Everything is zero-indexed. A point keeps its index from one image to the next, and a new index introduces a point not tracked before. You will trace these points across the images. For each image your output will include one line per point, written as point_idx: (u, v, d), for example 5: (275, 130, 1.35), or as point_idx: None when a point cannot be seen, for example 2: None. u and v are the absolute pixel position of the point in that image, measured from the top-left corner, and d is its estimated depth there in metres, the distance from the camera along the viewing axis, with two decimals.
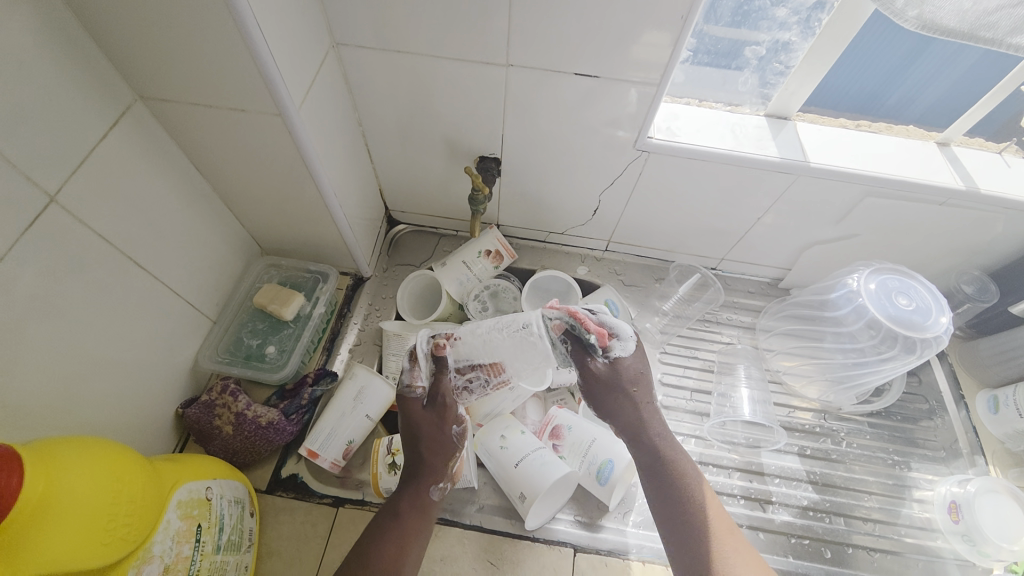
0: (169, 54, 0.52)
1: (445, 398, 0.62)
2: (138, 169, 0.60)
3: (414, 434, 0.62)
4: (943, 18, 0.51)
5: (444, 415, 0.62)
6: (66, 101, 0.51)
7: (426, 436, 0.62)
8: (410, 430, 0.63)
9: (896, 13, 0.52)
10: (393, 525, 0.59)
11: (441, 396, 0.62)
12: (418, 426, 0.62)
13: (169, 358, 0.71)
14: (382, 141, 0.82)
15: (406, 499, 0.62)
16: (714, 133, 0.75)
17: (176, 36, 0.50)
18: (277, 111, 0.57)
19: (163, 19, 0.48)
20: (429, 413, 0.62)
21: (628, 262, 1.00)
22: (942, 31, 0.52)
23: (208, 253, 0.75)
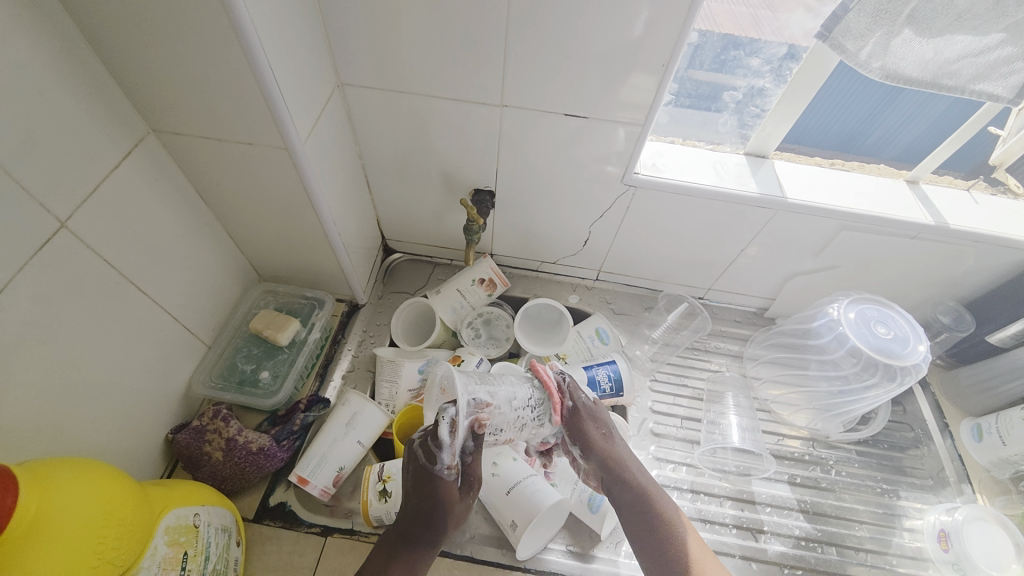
0: (184, 91, 0.56)
1: (467, 446, 0.62)
2: (145, 197, 0.63)
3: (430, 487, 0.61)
4: (907, 69, 0.57)
5: (462, 461, 0.63)
6: (83, 132, 0.54)
7: (443, 490, 0.60)
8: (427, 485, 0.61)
9: (861, 64, 0.58)
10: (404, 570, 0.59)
11: (466, 445, 0.62)
12: (443, 493, 0.60)
13: (162, 382, 0.71)
14: (381, 173, 0.85)
15: (424, 559, 0.62)
16: (696, 170, 0.80)
17: (192, 75, 0.53)
18: (283, 144, 0.61)
19: (181, 61, 0.52)
20: (455, 477, 0.62)
21: (618, 291, 1.03)
22: (908, 80, 0.58)
23: (208, 279, 0.77)
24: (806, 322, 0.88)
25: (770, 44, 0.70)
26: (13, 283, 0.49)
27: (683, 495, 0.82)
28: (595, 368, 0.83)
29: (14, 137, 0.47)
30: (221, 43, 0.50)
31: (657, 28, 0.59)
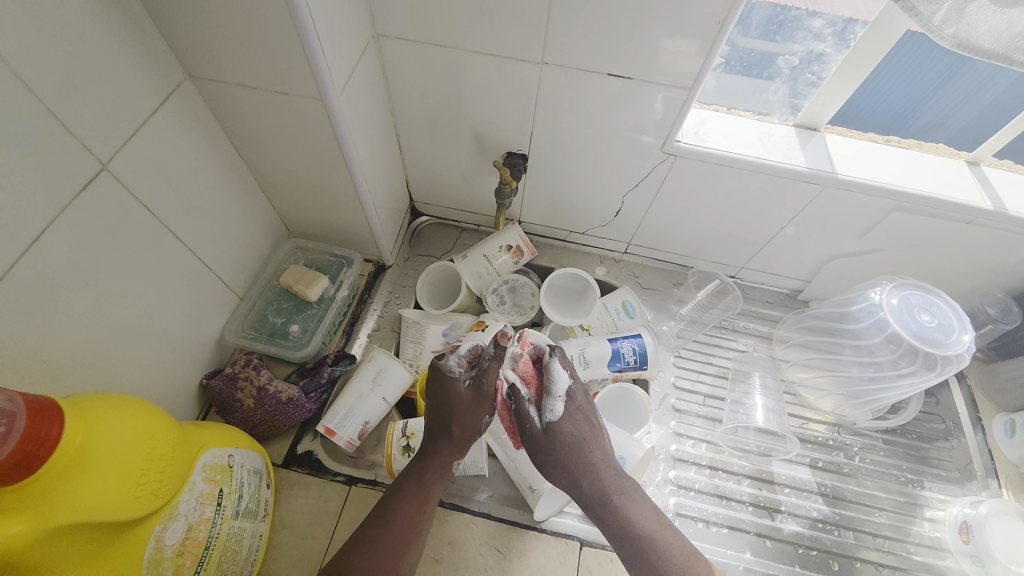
0: (220, 35, 0.55)
1: (489, 389, 0.64)
2: (181, 144, 0.63)
3: (449, 413, 0.64)
4: (978, 38, 0.50)
5: (483, 406, 0.64)
6: (123, 74, 0.53)
7: (459, 418, 0.64)
8: (446, 409, 0.64)
9: (931, 30, 0.51)
10: (411, 490, 0.61)
11: (487, 386, 0.64)
12: (456, 406, 0.64)
13: (198, 329, 0.73)
14: (412, 132, 0.83)
15: (431, 470, 0.63)
16: (742, 140, 0.76)
17: (229, 17, 0.52)
18: (318, 95, 0.59)
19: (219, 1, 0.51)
20: (469, 394, 0.64)
21: (646, 266, 1.01)
22: (977, 52, 0.51)
23: (241, 231, 0.77)
24: (843, 306, 0.85)
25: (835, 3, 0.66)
26: (56, 222, 0.50)
27: (701, 470, 0.82)
28: (620, 341, 0.83)
29: (58, 75, 0.47)
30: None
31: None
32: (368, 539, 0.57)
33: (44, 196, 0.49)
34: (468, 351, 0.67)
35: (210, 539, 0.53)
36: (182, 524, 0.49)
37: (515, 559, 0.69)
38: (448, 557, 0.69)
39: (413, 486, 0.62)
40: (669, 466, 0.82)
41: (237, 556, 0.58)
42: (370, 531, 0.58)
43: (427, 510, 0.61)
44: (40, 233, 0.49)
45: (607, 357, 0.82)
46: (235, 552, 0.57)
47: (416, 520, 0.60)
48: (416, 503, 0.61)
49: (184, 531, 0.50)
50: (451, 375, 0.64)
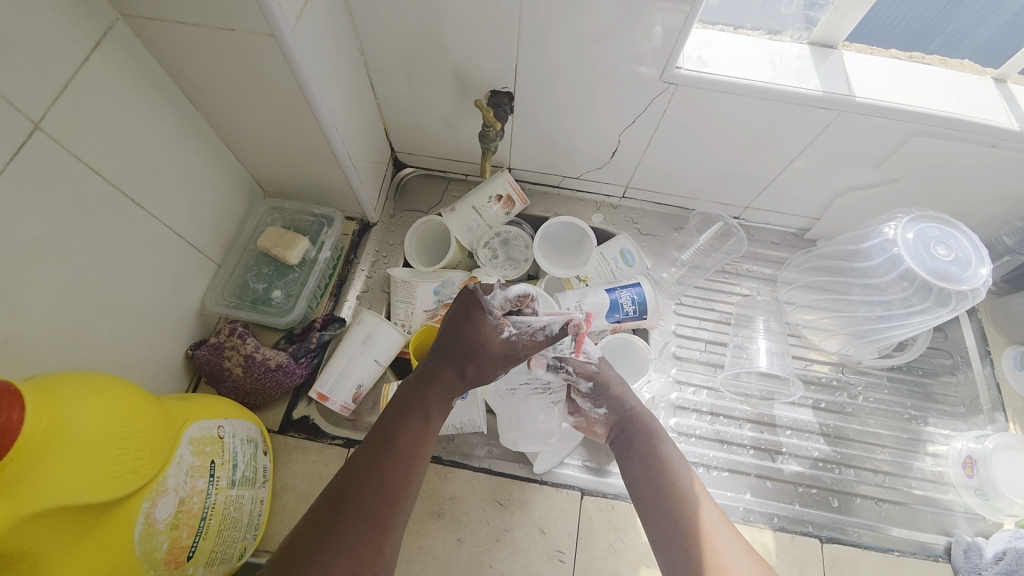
0: None
1: (522, 353, 0.64)
2: (125, 97, 0.56)
3: (470, 352, 0.63)
4: None
5: (494, 335, 0.63)
6: (39, 16, 0.46)
7: (468, 348, 0.62)
8: (468, 348, 0.63)
9: None
10: (410, 419, 0.58)
11: (520, 349, 0.64)
12: (468, 332, 0.63)
13: (176, 300, 0.69)
14: (386, 71, 0.75)
15: (436, 395, 0.61)
16: (750, 64, 0.68)
17: None
18: (269, 30, 0.52)
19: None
20: (487, 323, 0.63)
21: (645, 210, 0.96)
22: None
23: (209, 192, 0.72)
24: (854, 243, 0.81)
25: None
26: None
27: (702, 417, 0.81)
28: (619, 291, 0.79)
29: None
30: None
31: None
32: (374, 468, 0.54)
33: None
34: (516, 296, 0.64)
35: (206, 509, 0.52)
36: (172, 498, 0.49)
37: (517, 511, 0.70)
38: (450, 512, 0.70)
39: (416, 412, 0.59)
40: (670, 414, 0.81)
41: (238, 523, 0.58)
42: (357, 483, 0.53)
43: (427, 438, 0.58)
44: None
45: (605, 308, 0.79)
46: (236, 519, 0.57)
47: (415, 446, 0.57)
48: (419, 429, 0.58)
49: (175, 506, 0.49)
50: (478, 303, 0.64)
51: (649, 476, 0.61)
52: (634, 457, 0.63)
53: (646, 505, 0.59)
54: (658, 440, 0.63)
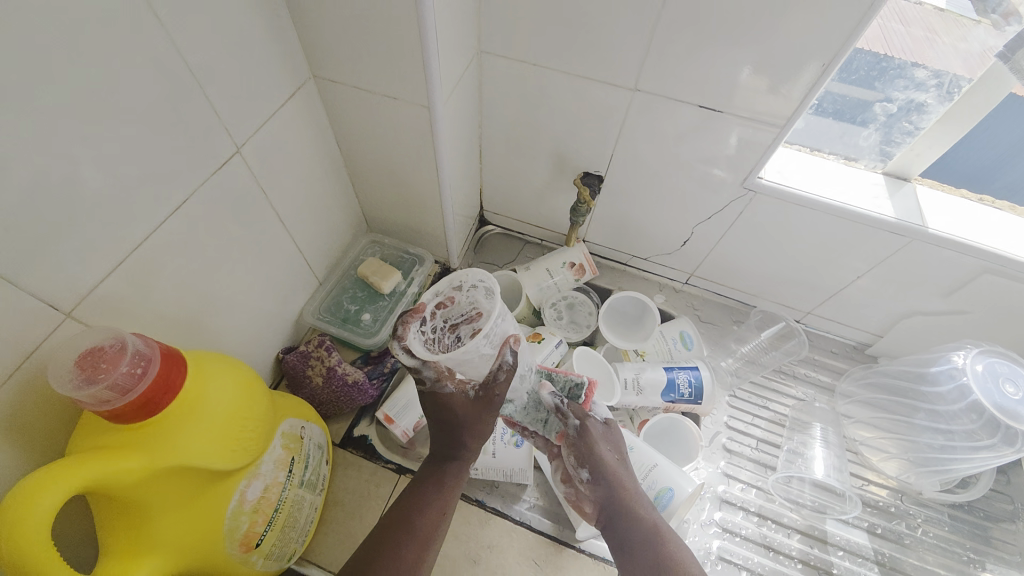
0: (352, 43, 0.59)
1: (495, 395, 0.58)
2: (297, 137, 0.68)
3: (453, 422, 0.60)
4: None
5: (490, 411, 0.60)
6: (266, 70, 0.58)
7: (466, 429, 0.60)
8: (450, 418, 0.60)
9: None
10: (435, 496, 0.61)
11: (493, 394, 0.58)
12: (460, 415, 0.59)
13: (282, 309, 0.77)
14: (497, 143, 0.87)
15: (447, 471, 0.63)
16: (827, 183, 0.75)
17: (362, 27, 0.57)
18: (426, 104, 0.63)
19: (361, 12, 0.55)
20: (475, 404, 0.59)
21: (706, 299, 1.00)
22: None
23: (330, 220, 0.82)
24: (919, 366, 0.82)
25: (946, 53, 0.64)
26: (198, 196, 0.55)
27: (749, 516, 0.79)
28: (676, 371, 0.82)
29: (222, 69, 0.52)
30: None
31: (834, 24, 0.54)
32: (389, 539, 0.57)
33: (189, 171, 0.52)
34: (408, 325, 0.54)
35: (279, 501, 0.56)
36: (260, 483, 0.53)
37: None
38: (487, 563, 0.70)
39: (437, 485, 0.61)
40: (716, 507, 0.80)
41: (296, 524, 0.61)
42: (374, 555, 0.55)
43: (449, 512, 0.61)
44: (177, 208, 0.53)
45: (661, 386, 0.82)
46: (296, 519, 0.60)
47: (437, 522, 0.59)
48: (438, 505, 0.60)
49: (261, 491, 0.53)
50: (448, 390, 0.58)
51: (655, 573, 0.58)
52: (631, 548, 0.60)
53: None
54: (661, 532, 0.61)
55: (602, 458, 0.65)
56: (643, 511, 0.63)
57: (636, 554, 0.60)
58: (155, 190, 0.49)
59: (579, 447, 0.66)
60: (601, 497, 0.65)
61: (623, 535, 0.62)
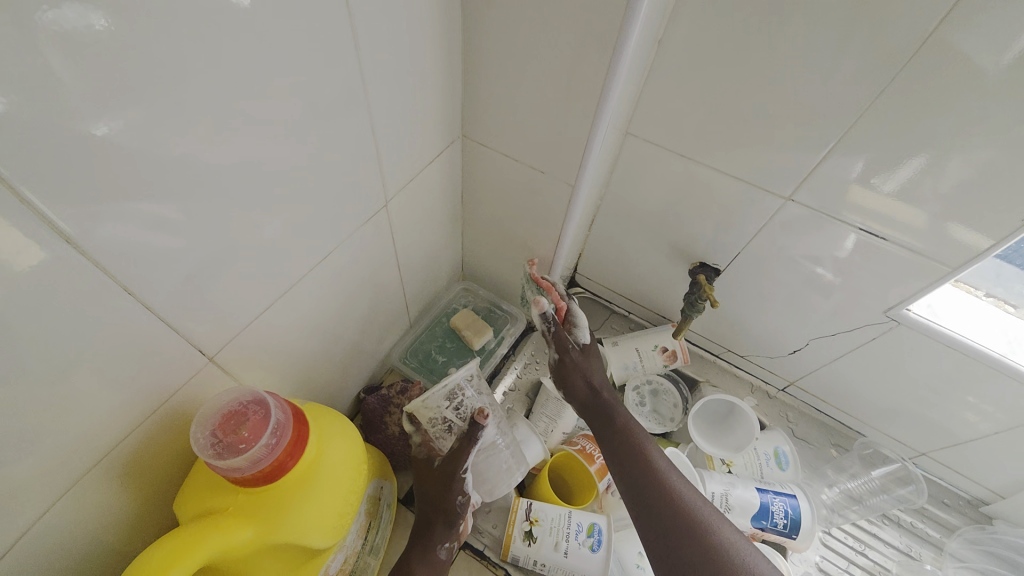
0: (515, 117, 0.59)
1: (457, 468, 0.64)
2: (434, 191, 0.68)
3: (424, 495, 0.66)
4: None
5: (450, 487, 0.64)
6: (426, 131, 0.58)
7: (434, 506, 0.65)
8: (422, 490, 0.66)
9: None
10: None
11: (454, 468, 0.64)
12: (426, 485, 0.66)
13: (375, 350, 0.76)
14: (613, 217, 0.85)
15: (416, 557, 0.62)
16: (982, 328, 0.68)
17: (530, 106, 0.56)
18: (572, 183, 0.62)
19: (536, 93, 0.55)
20: (440, 476, 0.65)
21: (802, 411, 0.92)
22: None
23: (436, 267, 0.81)
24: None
25: None
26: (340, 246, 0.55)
27: None
28: (771, 496, 0.75)
29: (393, 130, 0.53)
30: (585, 86, 0.51)
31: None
32: None
33: (343, 223, 0.53)
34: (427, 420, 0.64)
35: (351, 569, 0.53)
36: (343, 553, 0.50)
37: None
38: None
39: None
40: None
41: None
42: None
43: None
44: (322, 257, 0.53)
45: (753, 510, 0.74)
46: None
47: None
48: None
49: (341, 561, 0.50)
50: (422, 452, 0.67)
51: (645, 488, 0.62)
52: (625, 470, 0.66)
53: (645, 513, 0.61)
54: (654, 459, 0.65)
55: (578, 382, 0.76)
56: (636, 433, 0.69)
57: (630, 483, 0.64)
58: (313, 240, 0.50)
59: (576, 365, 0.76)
60: (600, 420, 0.73)
61: (619, 456, 0.67)
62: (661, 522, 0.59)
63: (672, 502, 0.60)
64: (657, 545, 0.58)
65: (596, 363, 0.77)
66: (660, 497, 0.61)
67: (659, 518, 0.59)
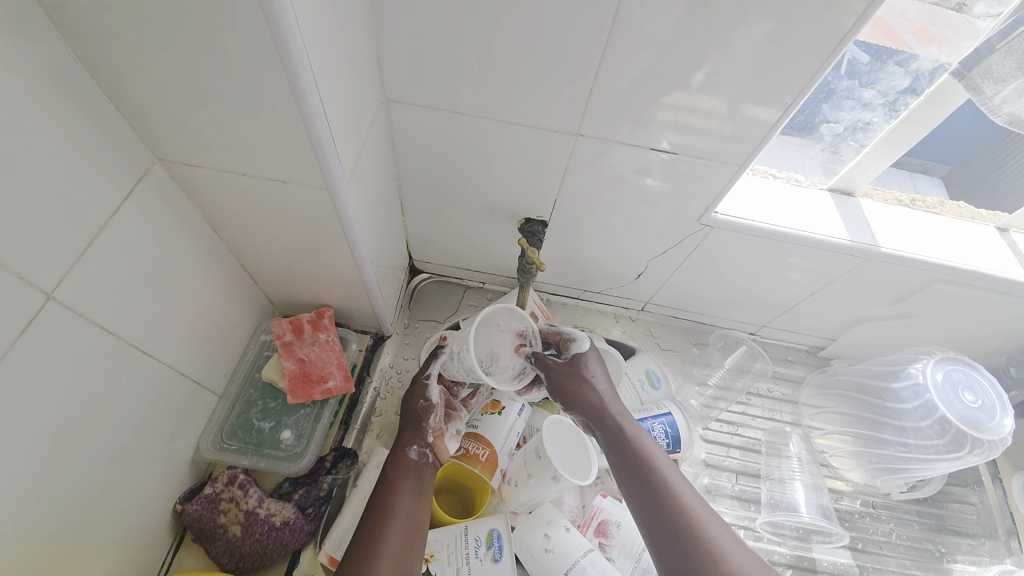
0: (212, 123, 0.44)
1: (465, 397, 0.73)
2: (150, 241, 0.50)
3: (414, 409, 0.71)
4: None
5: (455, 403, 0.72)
6: (76, 174, 0.41)
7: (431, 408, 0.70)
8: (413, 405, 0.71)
9: (992, 108, 0.58)
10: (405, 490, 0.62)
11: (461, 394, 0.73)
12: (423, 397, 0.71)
13: (172, 451, 0.60)
14: (420, 194, 0.74)
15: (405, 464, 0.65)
16: (780, 209, 0.71)
17: (220, 106, 0.42)
18: (324, 186, 0.49)
19: (214, 90, 0.41)
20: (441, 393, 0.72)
21: (664, 324, 0.95)
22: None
23: (221, 320, 0.65)
24: (888, 366, 0.83)
25: (890, 75, 0.61)
26: None
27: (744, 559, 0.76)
28: (651, 422, 0.77)
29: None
30: (264, 68, 0.38)
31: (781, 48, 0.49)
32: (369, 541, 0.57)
33: None
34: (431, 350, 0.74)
35: None
36: None
37: None
38: None
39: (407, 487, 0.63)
40: None
41: None
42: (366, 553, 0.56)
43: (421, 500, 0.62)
44: None
45: None
46: None
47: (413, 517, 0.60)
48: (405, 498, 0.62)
49: None
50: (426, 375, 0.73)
51: (631, 464, 0.64)
52: (611, 453, 0.66)
53: (631, 488, 0.63)
54: (642, 443, 0.66)
55: (587, 395, 0.69)
56: (616, 422, 0.68)
57: (621, 454, 0.65)
58: None
59: (572, 374, 0.70)
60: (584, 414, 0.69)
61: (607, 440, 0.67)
62: (652, 503, 0.60)
63: (656, 478, 0.62)
64: (646, 523, 0.60)
65: (569, 346, 0.72)
66: (645, 472, 0.63)
67: (641, 494, 0.62)
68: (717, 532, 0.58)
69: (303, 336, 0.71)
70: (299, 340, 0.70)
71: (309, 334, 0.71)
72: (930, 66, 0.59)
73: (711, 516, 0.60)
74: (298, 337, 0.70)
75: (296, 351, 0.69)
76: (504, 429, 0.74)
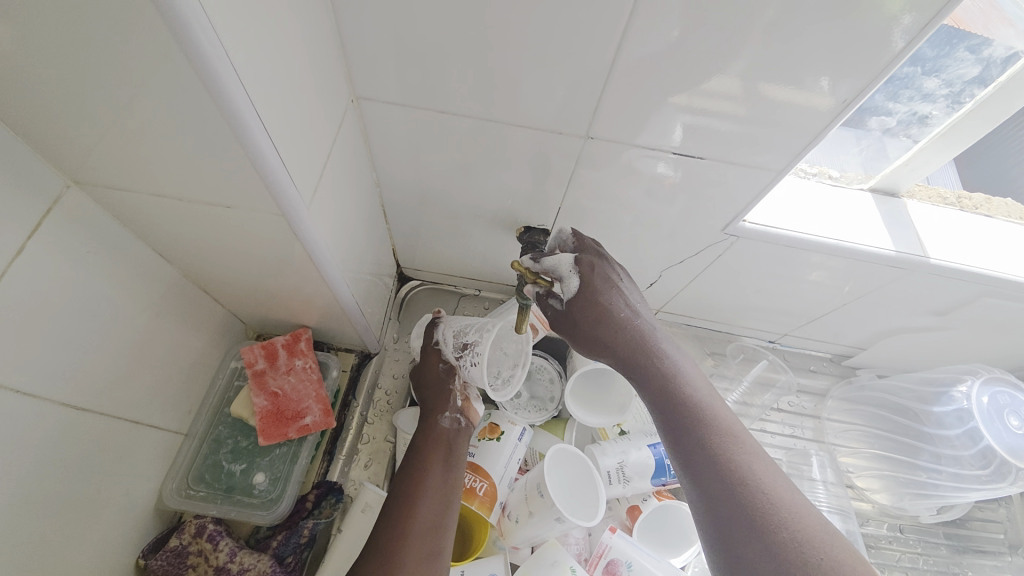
0: (127, 143, 0.35)
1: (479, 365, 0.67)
2: (75, 280, 0.43)
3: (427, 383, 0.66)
4: None
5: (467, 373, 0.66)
6: None
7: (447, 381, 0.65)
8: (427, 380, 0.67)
9: None
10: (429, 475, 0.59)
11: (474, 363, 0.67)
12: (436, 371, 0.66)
13: (131, 503, 0.54)
14: (403, 201, 0.65)
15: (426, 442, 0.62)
16: (815, 215, 0.62)
17: (132, 124, 0.34)
18: (278, 211, 0.41)
19: (119, 104, 0.32)
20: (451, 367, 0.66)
21: (676, 332, 0.87)
22: None
23: (180, 352, 0.58)
24: (924, 386, 0.79)
25: (960, 61, 0.52)
26: None
27: None
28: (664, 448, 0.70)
29: None
30: (178, 80, 0.30)
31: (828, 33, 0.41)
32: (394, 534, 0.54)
33: None
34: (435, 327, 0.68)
35: None
36: None
37: None
38: None
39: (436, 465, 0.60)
40: None
41: None
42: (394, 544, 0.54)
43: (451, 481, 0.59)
44: None
45: (650, 468, 0.69)
46: None
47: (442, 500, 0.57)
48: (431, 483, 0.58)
49: None
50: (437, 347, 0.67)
51: (675, 421, 0.50)
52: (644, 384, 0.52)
53: (678, 452, 0.49)
54: (681, 370, 0.52)
55: (614, 342, 0.53)
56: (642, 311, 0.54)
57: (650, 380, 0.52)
58: None
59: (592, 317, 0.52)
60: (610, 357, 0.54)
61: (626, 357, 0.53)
62: (705, 464, 0.47)
63: (699, 407, 0.49)
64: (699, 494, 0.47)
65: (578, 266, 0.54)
66: (689, 415, 0.49)
67: (689, 444, 0.48)
68: (787, 497, 0.44)
69: (279, 363, 0.64)
70: (275, 367, 0.64)
71: (285, 360, 0.64)
72: (1004, 52, 0.50)
73: (774, 470, 0.46)
74: (273, 365, 0.64)
75: (271, 382, 0.63)
76: (503, 459, 0.67)
